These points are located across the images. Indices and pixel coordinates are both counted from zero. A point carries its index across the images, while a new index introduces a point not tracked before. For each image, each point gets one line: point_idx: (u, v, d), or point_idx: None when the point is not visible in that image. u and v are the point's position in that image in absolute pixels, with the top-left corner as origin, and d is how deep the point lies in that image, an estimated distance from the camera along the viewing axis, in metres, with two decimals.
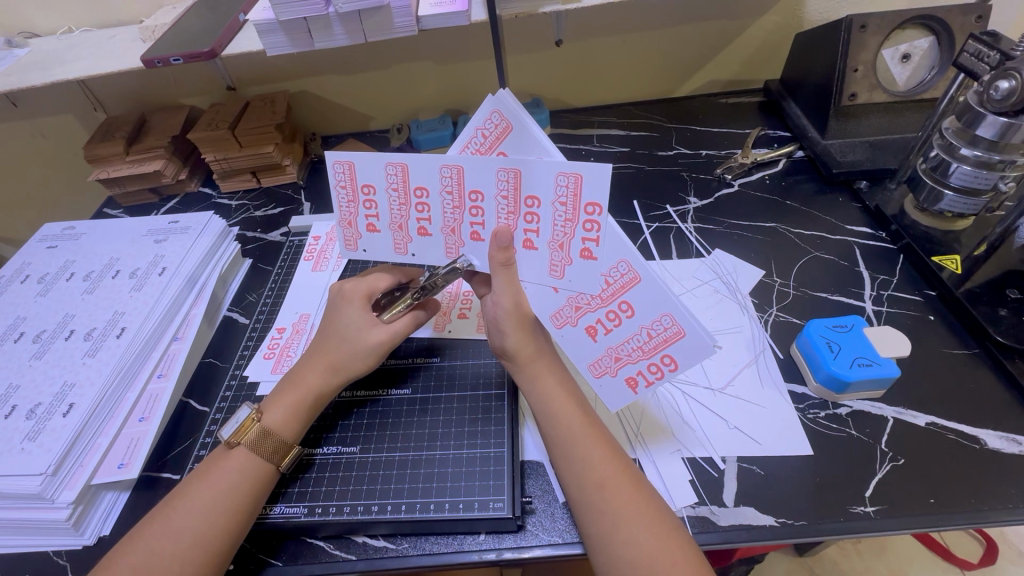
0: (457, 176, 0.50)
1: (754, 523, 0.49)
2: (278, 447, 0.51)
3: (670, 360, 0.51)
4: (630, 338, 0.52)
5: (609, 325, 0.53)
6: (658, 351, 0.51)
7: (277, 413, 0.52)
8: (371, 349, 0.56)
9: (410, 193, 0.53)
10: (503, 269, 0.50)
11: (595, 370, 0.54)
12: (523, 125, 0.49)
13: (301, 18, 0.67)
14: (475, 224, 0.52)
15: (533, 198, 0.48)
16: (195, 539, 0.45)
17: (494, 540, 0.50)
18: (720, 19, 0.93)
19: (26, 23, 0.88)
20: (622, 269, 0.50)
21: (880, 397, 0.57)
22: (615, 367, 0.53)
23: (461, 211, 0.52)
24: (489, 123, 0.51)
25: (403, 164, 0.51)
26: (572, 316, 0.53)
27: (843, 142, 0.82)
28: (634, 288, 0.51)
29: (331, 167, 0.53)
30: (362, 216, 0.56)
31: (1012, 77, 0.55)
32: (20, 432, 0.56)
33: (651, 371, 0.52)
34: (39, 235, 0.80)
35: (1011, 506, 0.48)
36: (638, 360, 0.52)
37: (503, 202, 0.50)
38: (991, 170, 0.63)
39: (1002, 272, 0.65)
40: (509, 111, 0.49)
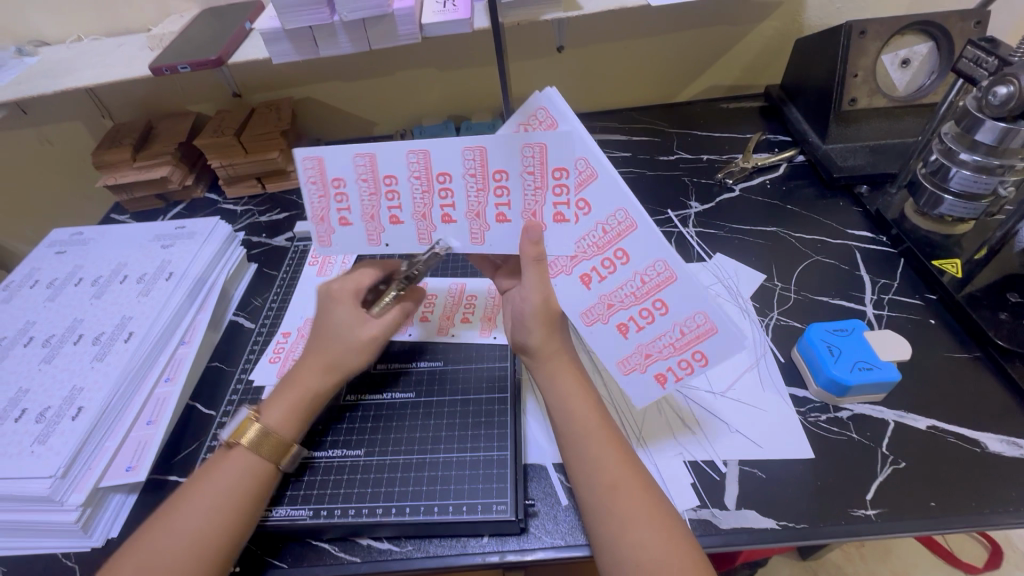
0: (480, 157, 0.52)
1: (755, 526, 0.50)
2: (278, 446, 0.51)
3: (701, 356, 0.51)
4: (662, 335, 0.52)
5: (642, 322, 0.53)
6: (690, 348, 0.51)
7: (276, 411, 0.53)
8: (365, 344, 0.57)
9: (380, 181, 0.55)
10: (535, 264, 0.52)
11: (624, 367, 0.54)
12: (569, 122, 0.49)
13: (307, 26, 0.68)
14: (500, 204, 0.54)
15: (561, 171, 0.50)
16: (202, 539, 0.45)
17: (497, 543, 0.50)
18: (721, 25, 0.94)
19: (36, 32, 0.90)
20: (659, 267, 0.51)
21: (881, 401, 0.58)
22: (644, 363, 0.53)
23: (484, 194, 0.54)
24: (534, 118, 0.51)
25: (372, 154, 0.54)
26: (603, 314, 0.53)
27: (844, 147, 0.83)
28: (669, 287, 0.51)
29: (301, 162, 0.55)
30: (334, 211, 0.57)
31: (1010, 83, 0.56)
32: (30, 436, 0.56)
33: (681, 367, 0.52)
34: (48, 240, 0.81)
35: (1012, 510, 0.49)
36: (669, 357, 0.52)
37: (529, 178, 0.52)
38: (990, 175, 0.64)
39: (1003, 276, 0.65)
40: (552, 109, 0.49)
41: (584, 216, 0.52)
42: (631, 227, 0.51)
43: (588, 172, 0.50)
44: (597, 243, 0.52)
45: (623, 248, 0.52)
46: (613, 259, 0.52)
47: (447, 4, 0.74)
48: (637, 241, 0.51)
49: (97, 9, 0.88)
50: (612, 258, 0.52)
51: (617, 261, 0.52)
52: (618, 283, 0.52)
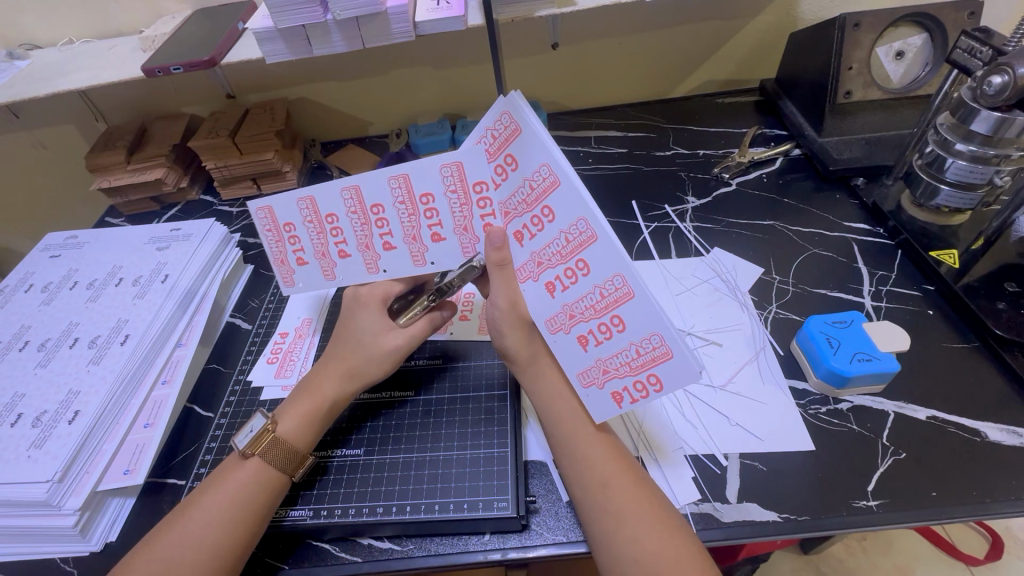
0: (404, 185, 0.55)
1: (757, 519, 0.49)
2: (292, 457, 0.51)
3: (656, 380, 0.48)
4: (618, 353, 0.49)
5: (600, 337, 0.49)
6: (646, 369, 0.48)
7: (291, 422, 0.52)
8: (388, 353, 0.56)
9: (417, 202, 0.56)
10: (499, 270, 0.52)
11: (583, 380, 0.51)
12: (530, 129, 0.47)
13: (301, 25, 0.68)
14: (433, 226, 0.56)
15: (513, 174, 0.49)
16: (207, 544, 0.45)
17: (499, 540, 0.50)
18: (714, 20, 0.94)
19: (27, 35, 0.89)
20: (616, 283, 0.47)
21: (881, 392, 0.58)
22: (602, 379, 0.50)
23: (417, 218, 0.57)
24: (500, 124, 0.49)
25: (404, 174, 0.55)
26: (565, 323, 0.51)
27: (840, 140, 0.83)
28: (627, 304, 0.47)
29: (254, 214, 0.60)
30: (332, 245, 0.60)
31: (1005, 72, 0.55)
32: (26, 440, 0.56)
33: (637, 389, 0.49)
34: (43, 244, 0.81)
35: (1012, 498, 0.49)
36: (625, 375, 0.49)
37: (453, 197, 0.54)
38: (986, 165, 0.64)
39: (1000, 266, 0.65)
40: (520, 114, 0.47)
41: (548, 224, 0.49)
42: (591, 238, 0.47)
43: (551, 179, 0.47)
44: (560, 253, 0.49)
45: (583, 260, 0.48)
46: (572, 270, 0.49)
47: (441, 1, 0.74)
48: (594, 254, 0.47)
49: (88, 11, 0.87)
50: (571, 270, 0.49)
51: (577, 273, 0.49)
52: (577, 296, 0.49)
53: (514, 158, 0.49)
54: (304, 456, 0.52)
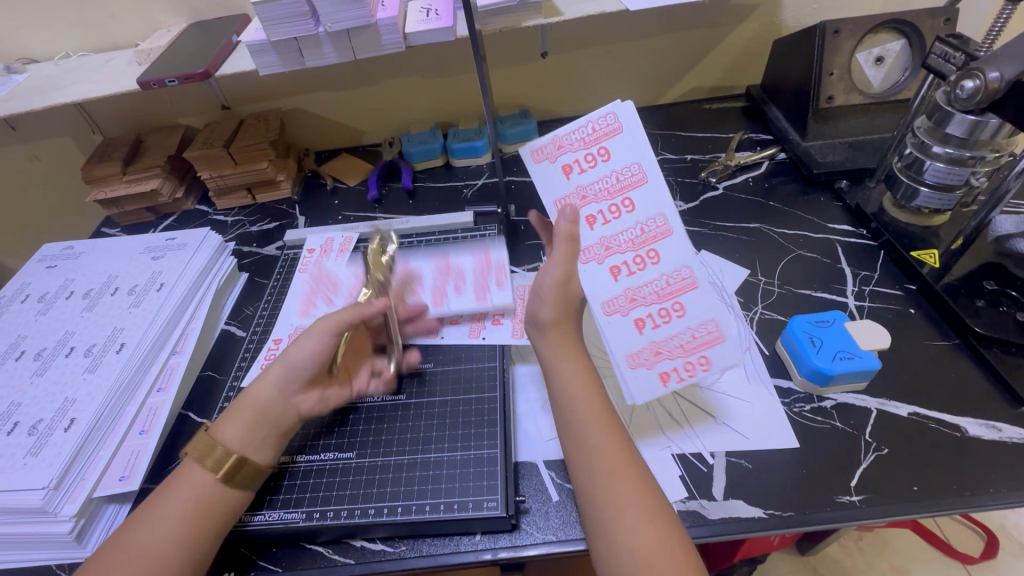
0: None
1: (743, 515, 0.50)
2: (229, 461, 0.50)
3: (705, 361, 0.55)
4: (673, 336, 0.55)
5: (658, 320, 0.56)
6: (697, 351, 0.55)
7: (230, 428, 0.52)
8: (315, 346, 0.55)
9: None
10: (569, 242, 0.53)
11: (631, 361, 0.55)
12: (633, 131, 0.56)
13: (293, 38, 0.70)
14: (578, 162, 0.57)
15: (607, 154, 0.56)
16: (177, 548, 0.46)
17: (490, 540, 0.51)
18: (700, 29, 0.96)
19: (25, 50, 0.91)
20: (682, 273, 0.56)
21: (863, 390, 0.59)
22: (651, 360, 0.55)
23: (569, 148, 0.57)
24: (599, 122, 0.57)
25: None
26: (623, 305, 0.56)
27: (823, 144, 0.84)
28: (691, 292, 0.56)
29: None
30: None
31: (977, 77, 0.56)
32: (22, 449, 0.57)
33: (685, 370, 0.55)
34: (39, 255, 0.82)
35: (991, 491, 0.50)
36: (675, 357, 0.55)
37: None
38: (963, 166, 0.66)
39: (980, 265, 0.66)
40: (625, 118, 0.56)
41: (626, 214, 0.56)
42: (666, 230, 0.56)
43: (640, 176, 0.56)
44: (633, 241, 0.56)
45: (655, 250, 0.56)
46: (644, 257, 0.56)
47: (430, 13, 0.76)
48: (667, 244, 0.56)
49: (85, 26, 0.89)
50: (642, 256, 0.56)
51: (646, 259, 0.56)
52: (643, 281, 0.56)
53: (607, 151, 0.56)
54: (240, 459, 0.51)
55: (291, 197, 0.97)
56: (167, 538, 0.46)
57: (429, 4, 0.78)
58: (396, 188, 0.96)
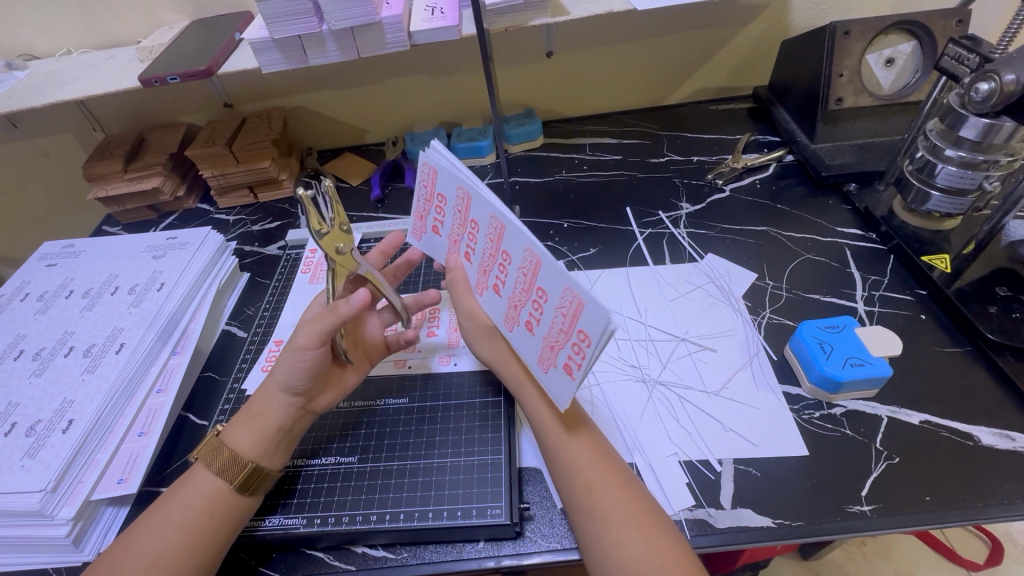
0: (430, 175, 0.54)
1: (751, 525, 0.49)
2: (232, 464, 0.50)
3: (584, 336, 0.42)
4: (551, 324, 0.45)
5: (536, 316, 0.47)
6: (573, 329, 0.43)
7: (238, 432, 0.52)
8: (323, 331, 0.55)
9: (433, 194, 0.55)
10: (460, 288, 0.55)
11: (542, 366, 0.48)
12: (442, 163, 0.52)
13: (296, 36, 0.69)
14: (437, 220, 0.56)
15: (442, 196, 0.54)
16: (176, 551, 0.45)
17: (493, 548, 0.50)
18: (707, 29, 0.95)
19: (27, 46, 0.90)
20: (525, 255, 0.46)
21: (874, 397, 0.58)
22: (553, 358, 0.46)
23: (429, 204, 0.56)
24: (427, 172, 0.55)
25: (432, 167, 0.54)
26: (514, 316, 0.50)
27: (832, 146, 0.83)
28: (540, 271, 0.45)
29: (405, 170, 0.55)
30: (427, 215, 0.57)
31: (992, 79, 0.55)
32: (19, 450, 0.56)
33: (577, 353, 0.43)
34: (39, 253, 0.81)
35: (1005, 502, 0.49)
36: (564, 344, 0.45)
37: (421, 193, 0.56)
38: (976, 170, 0.64)
39: (992, 271, 0.65)
40: (438, 158, 0.53)
41: (477, 235, 0.51)
42: (503, 228, 0.47)
43: (465, 196, 0.50)
44: (493, 250, 0.49)
45: (507, 250, 0.47)
46: (505, 260, 0.48)
47: (435, 11, 0.75)
48: (510, 239, 0.47)
49: (86, 22, 0.88)
50: (504, 263, 0.48)
51: (506, 263, 0.48)
52: (513, 285, 0.48)
53: (441, 194, 0.54)
54: (247, 462, 0.50)
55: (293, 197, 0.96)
56: (168, 543, 0.45)
57: (434, 2, 0.77)
58: (398, 188, 0.96)
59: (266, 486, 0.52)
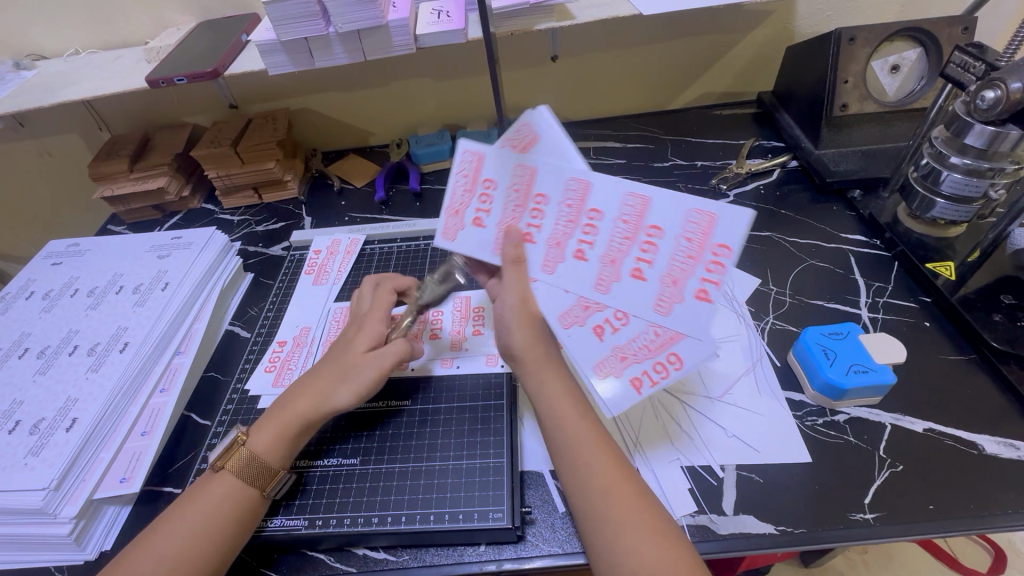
0: (475, 163, 0.55)
1: (753, 532, 0.49)
2: (260, 472, 0.50)
3: (676, 359, 0.51)
4: (636, 336, 0.52)
5: (616, 324, 0.53)
6: (663, 350, 0.51)
7: (261, 437, 0.52)
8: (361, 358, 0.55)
9: (478, 182, 0.55)
10: (513, 266, 0.53)
11: (600, 372, 0.52)
12: (554, 139, 0.53)
13: (303, 38, 0.69)
14: (480, 211, 0.55)
15: (541, 197, 0.53)
16: (195, 556, 0.45)
17: (495, 551, 0.50)
18: (712, 34, 0.95)
19: (35, 46, 0.91)
20: (640, 270, 0.52)
21: (878, 404, 0.58)
22: (619, 367, 0.52)
23: (469, 194, 0.55)
24: (516, 133, 0.54)
25: (480, 154, 0.54)
26: (580, 316, 0.53)
27: (837, 152, 0.84)
28: (636, 299, 0.52)
29: (460, 154, 0.55)
30: (471, 209, 0.55)
31: (998, 87, 0.55)
32: (23, 448, 0.56)
33: (656, 371, 0.51)
34: (44, 252, 0.81)
35: (1009, 511, 0.49)
36: (643, 359, 0.52)
37: (462, 180, 0.55)
38: (980, 178, 0.65)
39: (996, 279, 0.65)
40: (539, 122, 0.53)
41: (593, 229, 0.53)
42: (647, 202, 0.52)
43: (582, 187, 0.52)
44: (571, 220, 0.53)
45: (653, 223, 0.52)
46: (590, 225, 0.53)
47: (441, 15, 0.75)
48: (723, 230, 0.50)
49: (94, 22, 0.88)
50: (588, 226, 0.53)
51: (653, 243, 0.52)
52: (668, 264, 0.52)
53: (489, 179, 0.54)
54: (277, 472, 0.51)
55: (298, 197, 0.96)
56: (187, 546, 0.46)
57: (440, 6, 0.78)
58: (403, 190, 0.96)
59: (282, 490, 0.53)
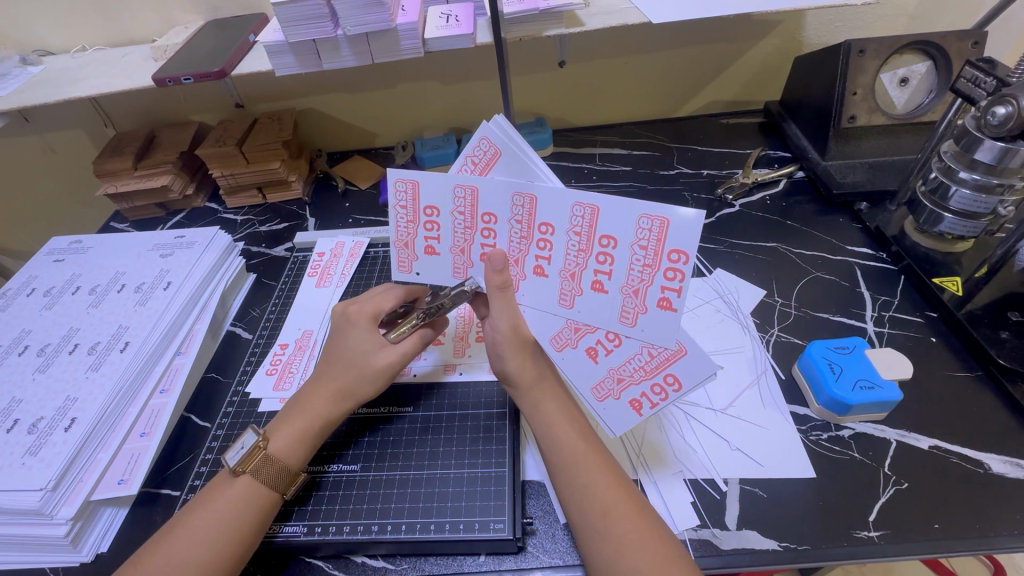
0: (412, 191, 0.53)
1: (757, 547, 0.49)
2: (284, 472, 0.50)
3: (673, 380, 0.50)
4: (629, 360, 0.51)
5: (609, 346, 0.52)
6: (661, 371, 0.51)
7: (282, 438, 0.52)
8: (379, 371, 0.55)
9: (420, 211, 0.54)
10: (499, 292, 0.50)
11: (598, 394, 0.53)
12: (513, 151, 0.50)
13: (311, 40, 0.69)
14: (430, 238, 0.55)
15: (489, 215, 0.51)
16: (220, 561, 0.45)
17: (494, 562, 0.50)
18: (720, 43, 0.95)
19: (42, 42, 0.91)
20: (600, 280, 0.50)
21: (883, 420, 0.57)
22: (617, 389, 0.52)
23: (414, 225, 0.55)
24: (477, 150, 0.51)
25: (414, 181, 0.52)
26: (571, 339, 0.52)
27: (844, 164, 0.83)
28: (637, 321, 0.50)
29: (393, 185, 0.53)
30: (421, 238, 0.55)
31: (1009, 103, 0.55)
32: (21, 447, 0.56)
33: (655, 393, 0.51)
34: (47, 248, 0.81)
35: (1015, 533, 0.48)
36: (641, 381, 0.51)
37: (402, 211, 0.54)
38: (990, 194, 0.64)
39: (1003, 295, 0.65)
40: (499, 135, 0.50)
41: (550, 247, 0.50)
42: (596, 211, 0.48)
43: (528, 201, 0.49)
44: (523, 236, 0.51)
45: (605, 233, 0.48)
46: (543, 240, 0.50)
47: (450, 19, 0.75)
48: (676, 234, 0.46)
49: (103, 19, 0.88)
50: (541, 241, 0.50)
51: (608, 254, 0.49)
52: (625, 275, 0.49)
53: (433, 207, 0.53)
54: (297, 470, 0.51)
55: (301, 198, 0.96)
56: (210, 550, 0.45)
57: (450, 10, 0.77)
58: None
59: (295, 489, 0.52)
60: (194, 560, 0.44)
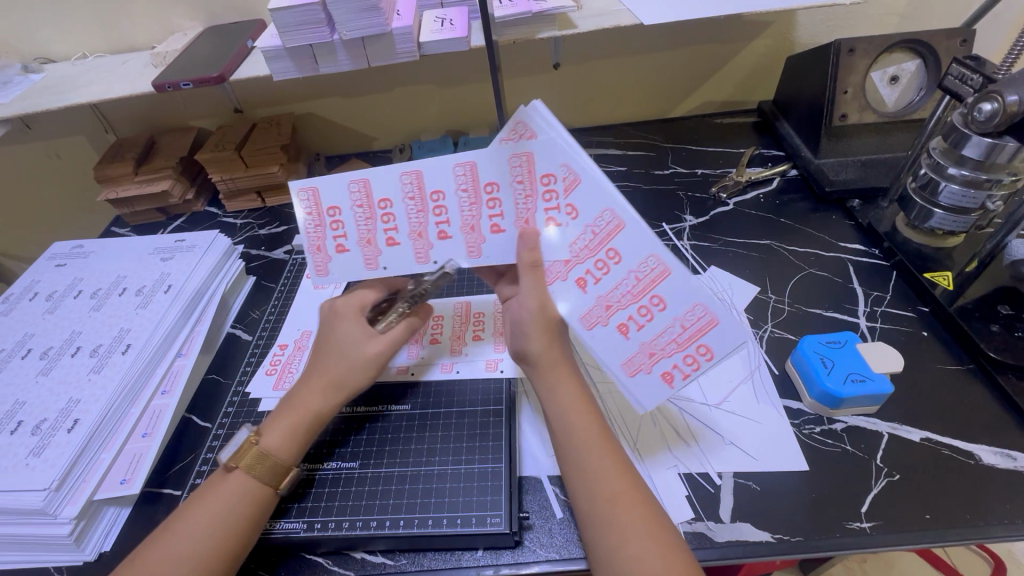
0: (314, 196, 0.57)
1: (751, 539, 0.49)
2: (276, 469, 0.51)
3: (705, 349, 0.50)
4: (662, 333, 0.51)
5: (642, 321, 0.51)
6: (693, 342, 0.50)
7: (275, 434, 0.52)
8: (371, 361, 0.56)
9: (325, 214, 0.57)
10: (531, 269, 0.52)
11: (629, 369, 0.52)
12: None
13: (307, 45, 0.70)
14: (339, 237, 0.58)
15: (491, 184, 0.52)
16: (216, 560, 0.46)
17: (492, 556, 0.50)
18: (713, 44, 0.96)
19: (43, 50, 0.92)
20: (607, 217, 0.50)
21: (875, 413, 0.58)
22: (649, 363, 0.52)
23: (323, 228, 0.58)
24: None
25: (313, 187, 0.56)
26: (602, 316, 0.52)
27: (836, 161, 0.84)
28: (664, 280, 0.50)
29: (295, 196, 0.57)
30: (331, 238, 0.58)
31: (995, 100, 0.56)
32: (25, 448, 0.57)
33: (687, 364, 0.51)
34: (49, 253, 0.82)
35: (1005, 522, 0.49)
36: (673, 354, 0.51)
37: (311, 218, 0.57)
38: (979, 189, 0.65)
39: (994, 289, 0.66)
40: None
41: (573, 220, 0.51)
42: (529, 155, 0.50)
43: (524, 153, 0.50)
44: (527, 194, 0.51)
45: (546, 171, 0.50)
46: (548, 191, 0.51)
47: (445, 23, 0.76)
48: (545, 157, 0.49)
49: (103, 27, 0.89)
50: (546, 193, 0.51)
51: (553, 190, 0.50)
52: (513, 208, 0.53)
53: (334, 207, 0.57)
54: (291, 467, 0.52)
55: None
56: (210, 549, 0.46)
57: (444, 14, 0.78)
58: None
59: (290, 482, 0.52)
60: (195, 557, 0.45)
